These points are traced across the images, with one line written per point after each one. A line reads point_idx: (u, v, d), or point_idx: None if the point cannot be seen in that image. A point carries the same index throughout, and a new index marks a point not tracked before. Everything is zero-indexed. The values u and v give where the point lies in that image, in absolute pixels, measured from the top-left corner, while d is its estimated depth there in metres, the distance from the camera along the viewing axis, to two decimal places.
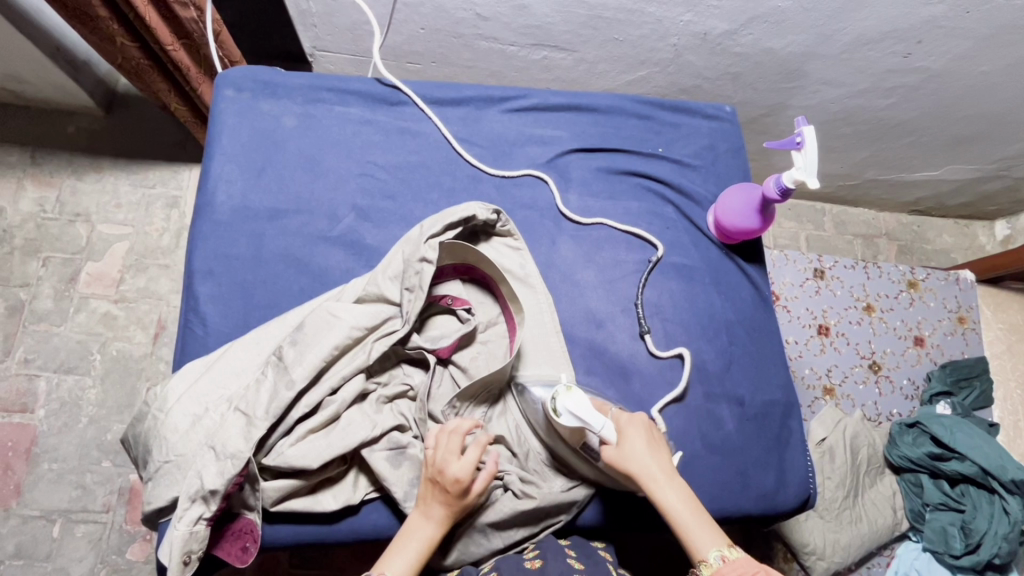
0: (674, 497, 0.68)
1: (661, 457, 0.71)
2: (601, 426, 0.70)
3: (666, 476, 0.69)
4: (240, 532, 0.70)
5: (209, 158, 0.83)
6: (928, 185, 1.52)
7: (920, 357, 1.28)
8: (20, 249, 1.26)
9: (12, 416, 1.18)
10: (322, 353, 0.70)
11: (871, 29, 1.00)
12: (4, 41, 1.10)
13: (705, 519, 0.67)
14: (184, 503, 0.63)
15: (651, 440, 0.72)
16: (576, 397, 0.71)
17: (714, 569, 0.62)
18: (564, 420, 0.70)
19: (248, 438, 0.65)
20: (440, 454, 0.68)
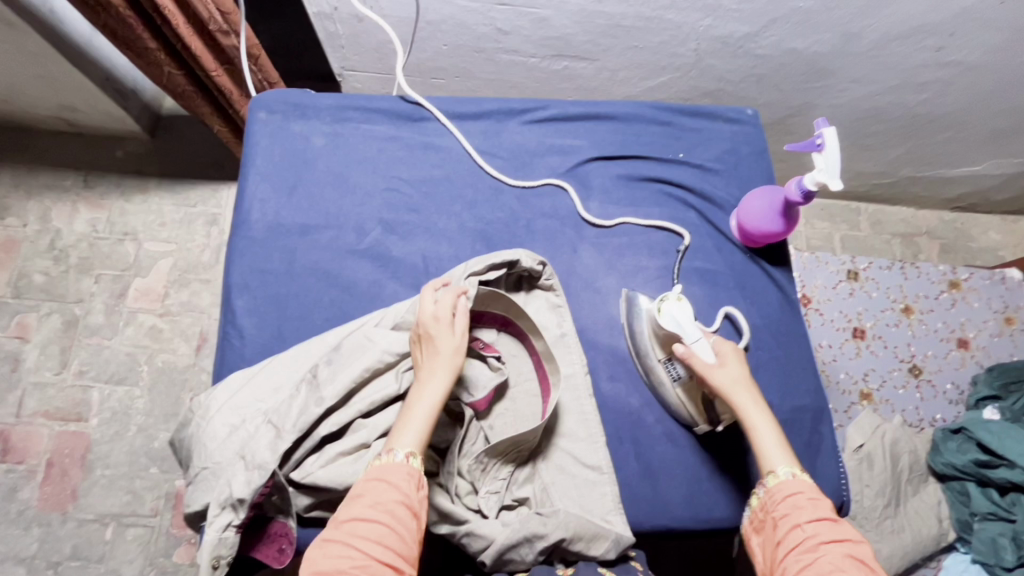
0: (760, 423, 0.70)
1: (755, 391, 0.73)
2: (696, 342, 0.75)
3: (755, 407, 0.71)
4: (275, 535, 0.73)
5: (244, 177, 0.87)
6: (969, 181, 1.46)
7: (964, 360, 1.23)
8: (75, 267, 1.35)
9: (68, 424, 1.25)
10: (353, 374, 0.73)
11: (898, 25, 0.98)
12: (59, 73, 1.19)
13: (783, 442, 0.70)
14: (214, 510, 0.66)
15: (743, 367, 0.74)
16: (681, 307, 0.77)
17: (780, 481, 0.67)
18: (666, 322, 0.77)
19: (275, 450, 0.68)
20: (427, 324, 0.70)
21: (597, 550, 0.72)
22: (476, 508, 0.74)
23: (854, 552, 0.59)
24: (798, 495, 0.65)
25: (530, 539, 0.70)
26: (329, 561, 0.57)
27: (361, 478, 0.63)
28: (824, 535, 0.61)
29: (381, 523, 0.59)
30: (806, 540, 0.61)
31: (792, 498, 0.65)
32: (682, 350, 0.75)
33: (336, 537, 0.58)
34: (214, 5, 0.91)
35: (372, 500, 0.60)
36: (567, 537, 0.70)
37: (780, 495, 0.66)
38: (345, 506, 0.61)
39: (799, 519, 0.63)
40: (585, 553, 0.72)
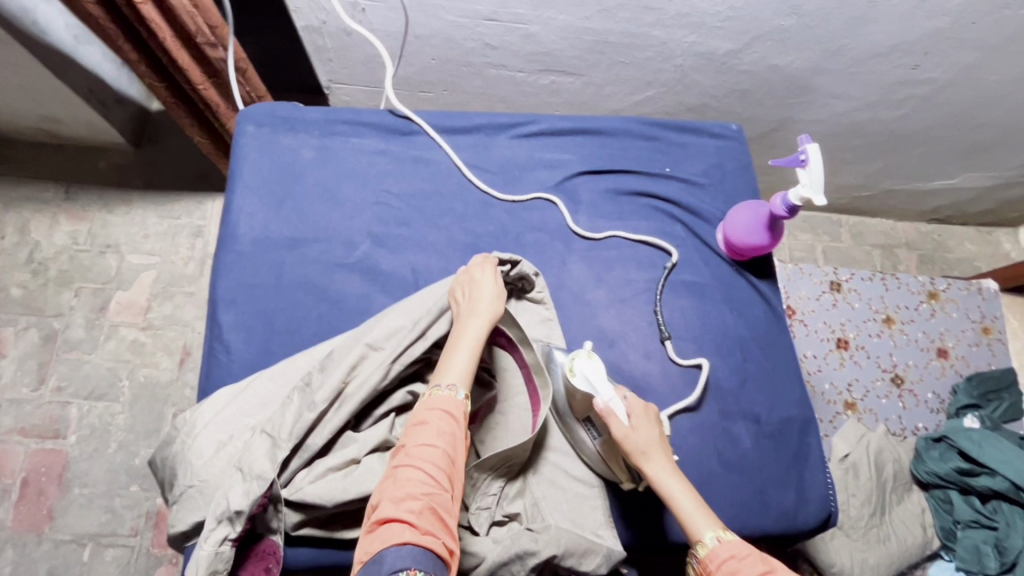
0: (680, 489, 0.71)
1: (667, 453, 0.73)
2: (611, 400, 0.73)
3: (671, 476, 0.71)
4: (263, 553, 0.70)
5: (232, 191, 0.87)
6: (945, 194, 1.50)
7: (944, 369, 1.26)
8: (55, 280, 1.32)
9: (45, 442, 1.22)
10: (342, 373, 0.72)
11: (875, 43, 1.01)
12: (41, 83, 1.17)
13: (703, 506, 0.70)
14: (209, 524, 0.63)
15: (658, 430, 0.74)
16: (593, 364, 0.75)
17: (709, 551, 0.66)
18: (579, 383, 0.75)
19: (274, 458, 0.67)
20: (472, 274, 0.78)
21: (589, 565, 0.71)
22: (467, 525, 0.74)
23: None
24: (730, 560, 0.65)
25: (522, 556, 0.69)
26: (400, 486, 0.58)
27: (419, 407, 0.65)
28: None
29: (444, 452, 0.61)
30: None
31: (727, 564, 0.64)
32: (600, 408, 0.73)
33: (404, 463, 0.60)
34: (202, 18, 0.90)
35: (437, 429, 0.63)
36: (559, 553, 0.69)
37: (715, 565, 0.65)
38: (407, 435, 0.63)
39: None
40: (576, 568, 0.71)
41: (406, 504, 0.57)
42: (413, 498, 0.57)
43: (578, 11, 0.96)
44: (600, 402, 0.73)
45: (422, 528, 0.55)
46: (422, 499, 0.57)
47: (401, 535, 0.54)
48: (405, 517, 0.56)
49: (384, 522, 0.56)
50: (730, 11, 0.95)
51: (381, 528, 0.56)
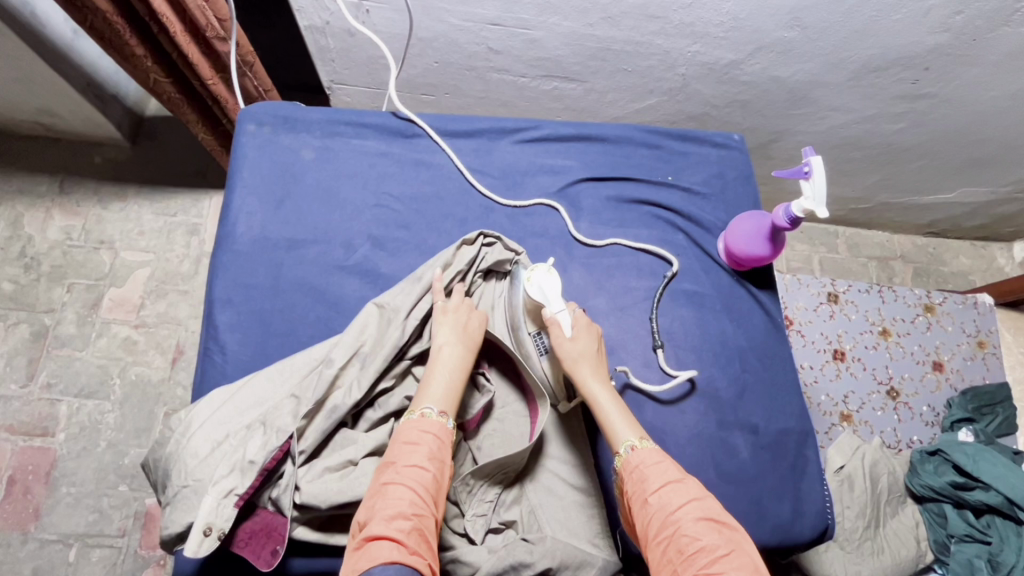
0: (605, 396, 0.72)
1: (600, 368, 0.75)
2: (559, 311, 0.76)
3: (598, 383, 0.73)
4: (270, 532, 0.67)
5: (231, 190, 0.86)
6: (941, 208, 1.51)
7: (939, 383, 1.26)
8: (47, 276, 1.31)
9: (32, 439, 1.20)
10: (357, 330, 0.75)
11: (875, 58, 1.02)
12: (39, 76, 1.16)
13: (628, 417, 0.71)
14: (222, 471, 0.65)
15: (598, 346, 0.76)
16: (550, 278, 0.78)
17: (623, 459, 0.66)
18: (531, 291, 0.78)
19: (296, 414, 0.69)
20: (460, 304, 0.77)
21: None
22: (463, 532, 0.73)
23: (706, 513, 0.58)
24: (641, 467, 0.64)
25: (516, 567, 0.68)
26: (390, 504, 0.57)
27: (409, 427, 0.65)
28: (674, 503, 0.59)
29: (433, 476, 0.61)
30: (654, 515, 0.60)
31: (637, 472, 0.64)
32: (546, 317, 0.76)
33: (394, 481, 0.59)
34: (211, 11, 0.90)
35: (427, 452, 0.62)
36: (554, 566, 0.69)
37: (627, 473, 0.65)
38: (396, 452, 0.62)
39: (646, 493, 0.62)
40: None
41: (396, 523, 0.56)
42: (403, 517, 0.56)
43: (582, 18, 0.96)
44: (549, 311, 0.76)
45: (410, 548, 0.54)
46: (411, 520, 0.57)
47: (388, 554, 0.53)
48: (394, 536, 0.55)
49: (372, 539, 0.55)
50: (733, 22, 0.95)
51: (369, 545, 0.54)
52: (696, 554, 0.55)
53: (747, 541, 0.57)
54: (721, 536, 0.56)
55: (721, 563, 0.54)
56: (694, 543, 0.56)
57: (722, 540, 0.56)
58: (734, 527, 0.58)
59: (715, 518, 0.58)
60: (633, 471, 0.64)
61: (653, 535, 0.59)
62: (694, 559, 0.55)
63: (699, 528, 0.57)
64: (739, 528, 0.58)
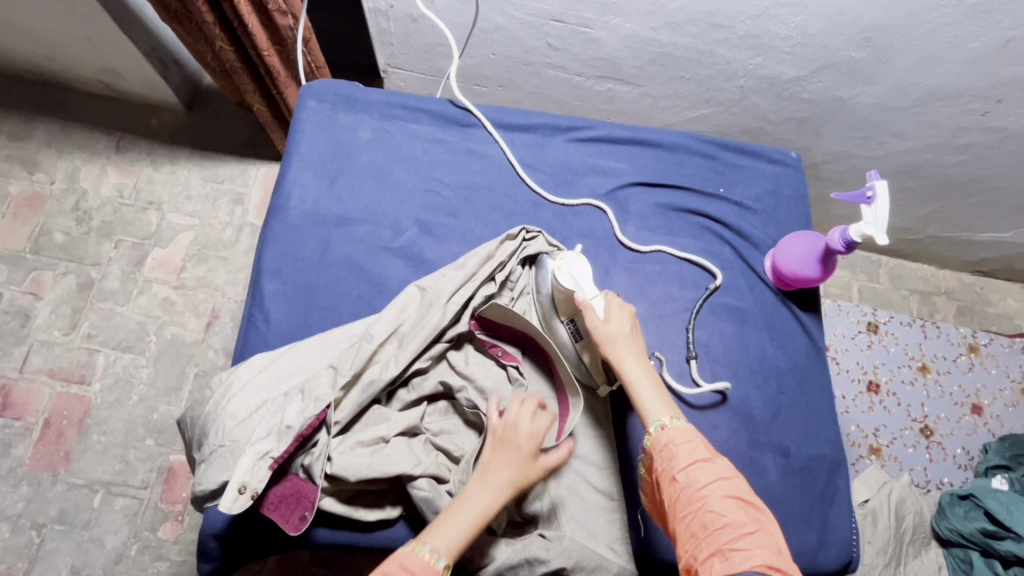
0: (639, 375, 0.71)
1: (636, 347, 0.74)
2: (593, 297, 0.76)
3: (632, 361, 0.72)
4: (300, 498, 0.68)
5: (287, 164, 0.87)
6: (994, 246, 1.45)
7: (976, 426, 1.23)
8: (96, 230, 1.35)
9: (70, 385, 1.25)
10: (395, 313, 0.76)
11: (945, 85, 0.99)
12: (107, 36, 1.21)
13: (662, 394, 0.70)
14: (260, 432, 0.67)
15: (634, 324, 0.76)
16: (579, 264, 0.77)
17: (654, 438, 0.67)
18: (564, 281, 0.77)
19: (334, 384, 0.71)
20: (510, 433, 0.68)
21: None
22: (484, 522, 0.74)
23: (732, 492, 0.60)
24: (670, 446, 0.65)
25: (531, 562, 0.69)
26: None
27: (395, 555, 0.60)
28: (701, 481, 0.62)
29: None
30: (681, 494, 0.62)
31: (666, 450, 0.65)
32: (580, 302, 0.76)
33: None
34: None
35: None
36: (568, 566, 0.69)
37: (657, 450, 0.66)
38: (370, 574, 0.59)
39: (673, 469, 0.64)
40: None
41: None
42: None
43: (646, 21, 0.95)
44: (581, 296, 0.76)
45: None
46: None
47: None
48: None
49: None
50: (801, 37, 0.94)
51: None
52: (721, 529, 0.57)
53: (771, 521, 0.60)
54: (748, 514, 0.59)
55: (746, 540, 0.56)
56: (720, 518, 0.58)
57: (748, 519, 0.58)
58: (758, 505, 0.60)
59: (743, 498, 0.60)
60: (662, 451, 0.65)
61: (679, 510, 0.61)
62: (719, 534, 0.57)
63: (726, 505, 0.59)
64: (765, 509, 0.61)
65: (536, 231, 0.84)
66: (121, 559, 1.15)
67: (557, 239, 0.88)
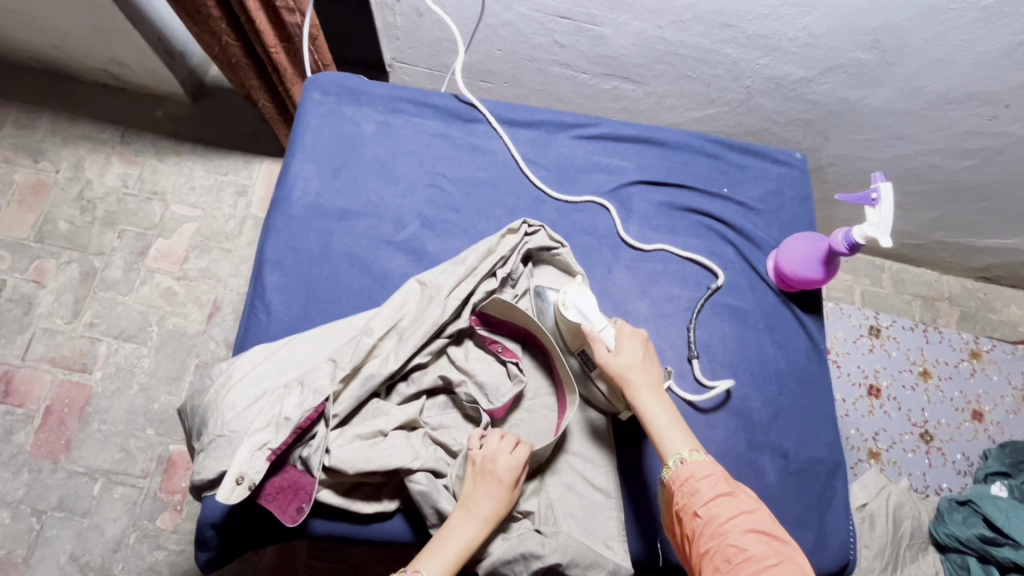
0: (654, 407, 0.71)
1: (650, 374, 0.73)
2: (602, 327, 0.74)
3: (647, 392, 0.71)
4: (297, 490, 0.68)
5: (291, 156, 0.88)
6: (999, 252, 1.44)
7: (976, 432, 1.22)
8: (100, 220, 1.35)
9: (72, 374, 1.25)
10: (396, 307, 0.76)
11: (952, 89, 0.98)
12: (114, 26, 1.21)
13: (679, 424, 0.70)
14: (259, 424, 0.67)
15: (646, 352, 0.74)
16: (583, 295, 0.77)
17: (672, 473, 0.67)
18: (570, 315, 0.76)
19: (333, 377, 0.70)
20: (489, 465, 0.68)
21: None
22: None
23: (755, 526, 0.62)
24: (691, 481, 0.66)
25: (526, 557, 0.69)
26: None
27: None
28: (723, 515, 0.63)
29: None
30: (703, 528, 0.63)
31: (686, 484, 0.66)
32: (589, 334, 0.74)
33: None
34: None
35: None
36: (563, 562, 0.69)
37: (677, 485, 0.66)
38: None
39: (695, 505, 0.64)
40: None
41: None
42: None
43: (652, 19, 0.95)
44: (588, 328, 0.75)
45: None
46: None
47: None
48: None
49: None
50: (809, 38, 0.93)
51: None
52: (745, 564, 0.59)
53: (794, 551, 0.61)
54: (771, 548, 0.60)
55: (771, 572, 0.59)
56: (742, 553, 0.60)
57: (772, 551, 0.60)
58: (781, 537, 0.62)
59: (766, 531, 0.62)
60: (683, 486, 0.66)
61: (701, 544, 0.63)
62: (742, 568, 0.59)
63: (749, 540, 0.61)
64: (787, 539, 0.62)
65: (537, 226, 0.84)
66: (119, 547, 1.16)
67: (560, 235, 0.87)
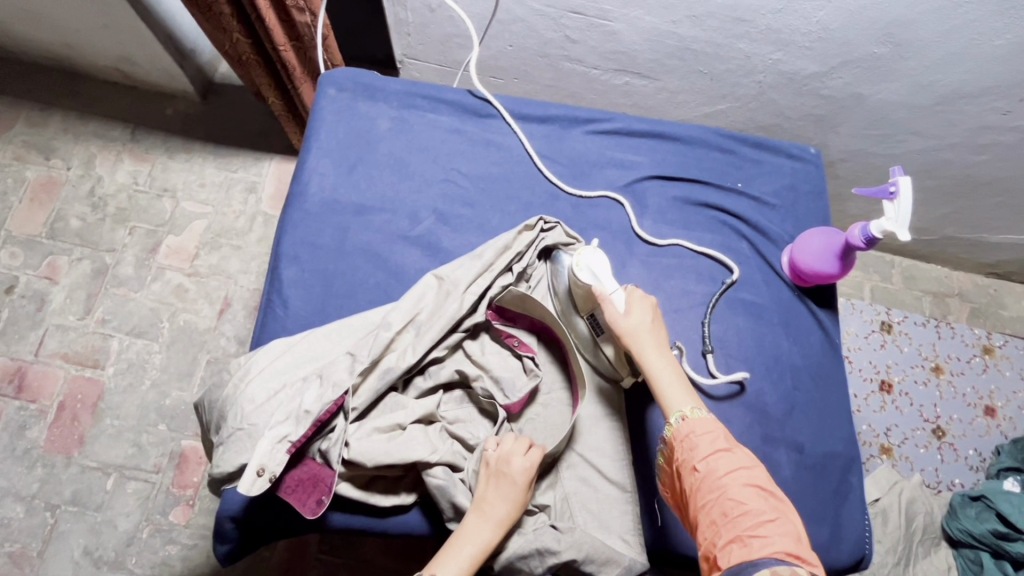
0: (660, 366, 0.71)
1: (659, 339, 0.74)
2: (613, 290, 0.76)
3: (653, 352, 0.72)
4: (315, 486, 0.69)
5: (306, 151, 0.88)
6: (1010, 249, 1.44)
7: (989, 428, 1.22)
8: (112, 217, 1.36)
9: (84, 369, 1.26)
10: (414, 302, 0.76)
11: (967, 83, 0.98)
12: (125, 23, 1.22)
13: (684, 385, 0.71)
14: (279, 417, 0.67)
15: (656, 317, 0.75)
16: (597, 258, 0.78)
17: (674, 429, 0.67)
18: (582, 277, 0.77)
19: (352, 370, 0.71)
20: (503, 467, 0.68)
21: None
22: None
23: (753, 481, 0.62)
24: (691, 436, 0.66)
25: (541, 552, 0.70)
26: None
27: None
28: (721, 470, 0.63)
29: None
30: (701, 481, 0.63)
31: (686, 440, 0.66)
32: (600, 296, 0.76)
33: None
34: None
35: None
36: (579, 558, 0.70)
37: (677, 441, 0.67)
38: None
39: (694, 459, 0.65)
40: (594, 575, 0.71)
41: None
42: None
43: (666, 14, 0.95)
44: (601, 290, 0.76)
45: None
46: None
47: None
48: None
49: None
50: (823, 32, 0.93)
51: None
52: (741, 517, 0.59)
53: (790, 510, 0.61)
54: (767, 502, 0.60)
55: (766, 527, 0.58)
56: (739, 507, 0.60)
57: (768, 507, 0.60)
58: (778, 493, 0.61)
59: (763, 487, 0.62)
60: (683, 439, 0.66)
61: (699, 498, 0.63)
62: (738, 521, 0.59)
63: (746, 494, 0.61)
64: (785, 498, 0.62)
65: (552, 221, 0.84)
66: (132, 542, 1.16)
67: (574, 230, 0.88)
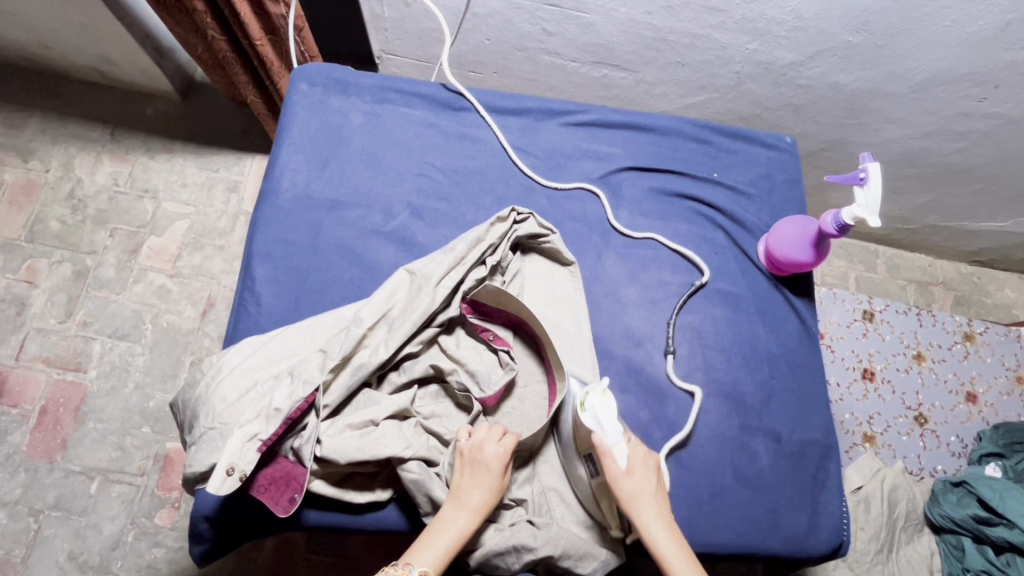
0: (667, 541, 0.66)
1: (661, 504, 0.68)
2: (616, 443, 0.69)
3: (658, 523, 0.67)
4: (288, 480, 0.68)
5: (279, 147, 0.87)
6: (991, 236, 1.45)
7: (970, 414, 1.23)
8: (92, 219, 1.35)
9: (66, 373, 1.25)
10: (385, 299, 0.75)
11: (942, 70, 0.98)
12: (98, 21, 1.20)
13: (694, 566, 0.65)
14: (249, 415, 0.66)
15: (658, 478, 0.70)
16: (606, 402, 0.70)
17: None
18: (586, 419, 0.69)
19: (323, 367, 0.70)
20: (477, 455, 0.68)
21: (585, 568, 0.71)
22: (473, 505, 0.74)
23: None
24: None
25: (519, 547, 0.69)
26: None
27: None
28: None
29: None
30: None
31: None
32: (602, 448, 0.69)
33: None
34: None
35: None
36: (556, 554, 0.69)
37: None
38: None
39: None
40: (572, 570, 0.71)
41: None
42: None
43: (641, 5, 0.94)
44: (604, 442, 0.69)
45: None
46: None
47: None
48: None
49: None
50: (797, 21, 0.93)
51: None
52: None
53: None
54: None
55: None
56: None
57: None
58: None
59: None
60: None
61: None
62: None
63: None
64: None
65: (526, 213, 0.84)
66: (117, 545, 1.15)
67: (549, 223, 0.87)
